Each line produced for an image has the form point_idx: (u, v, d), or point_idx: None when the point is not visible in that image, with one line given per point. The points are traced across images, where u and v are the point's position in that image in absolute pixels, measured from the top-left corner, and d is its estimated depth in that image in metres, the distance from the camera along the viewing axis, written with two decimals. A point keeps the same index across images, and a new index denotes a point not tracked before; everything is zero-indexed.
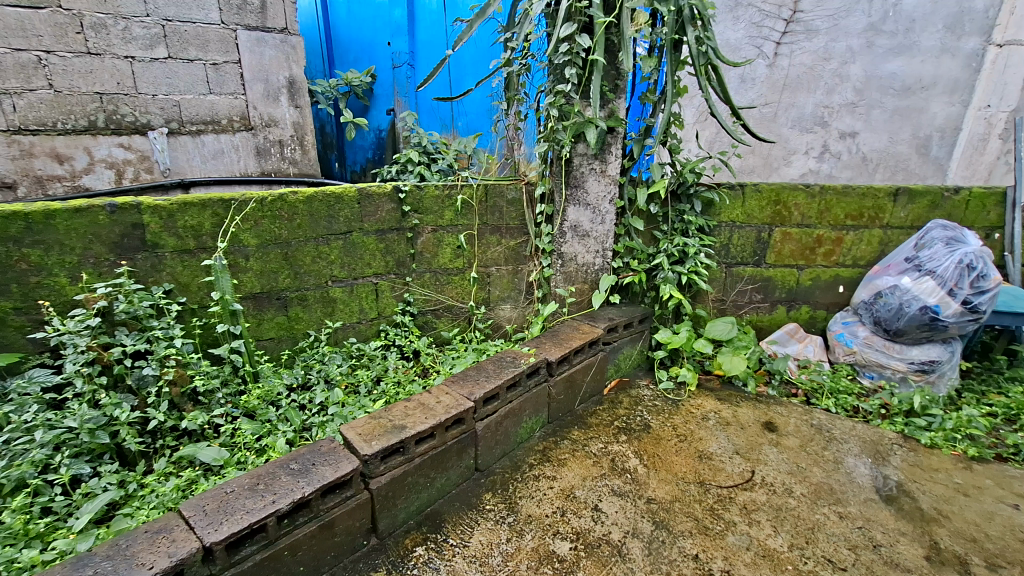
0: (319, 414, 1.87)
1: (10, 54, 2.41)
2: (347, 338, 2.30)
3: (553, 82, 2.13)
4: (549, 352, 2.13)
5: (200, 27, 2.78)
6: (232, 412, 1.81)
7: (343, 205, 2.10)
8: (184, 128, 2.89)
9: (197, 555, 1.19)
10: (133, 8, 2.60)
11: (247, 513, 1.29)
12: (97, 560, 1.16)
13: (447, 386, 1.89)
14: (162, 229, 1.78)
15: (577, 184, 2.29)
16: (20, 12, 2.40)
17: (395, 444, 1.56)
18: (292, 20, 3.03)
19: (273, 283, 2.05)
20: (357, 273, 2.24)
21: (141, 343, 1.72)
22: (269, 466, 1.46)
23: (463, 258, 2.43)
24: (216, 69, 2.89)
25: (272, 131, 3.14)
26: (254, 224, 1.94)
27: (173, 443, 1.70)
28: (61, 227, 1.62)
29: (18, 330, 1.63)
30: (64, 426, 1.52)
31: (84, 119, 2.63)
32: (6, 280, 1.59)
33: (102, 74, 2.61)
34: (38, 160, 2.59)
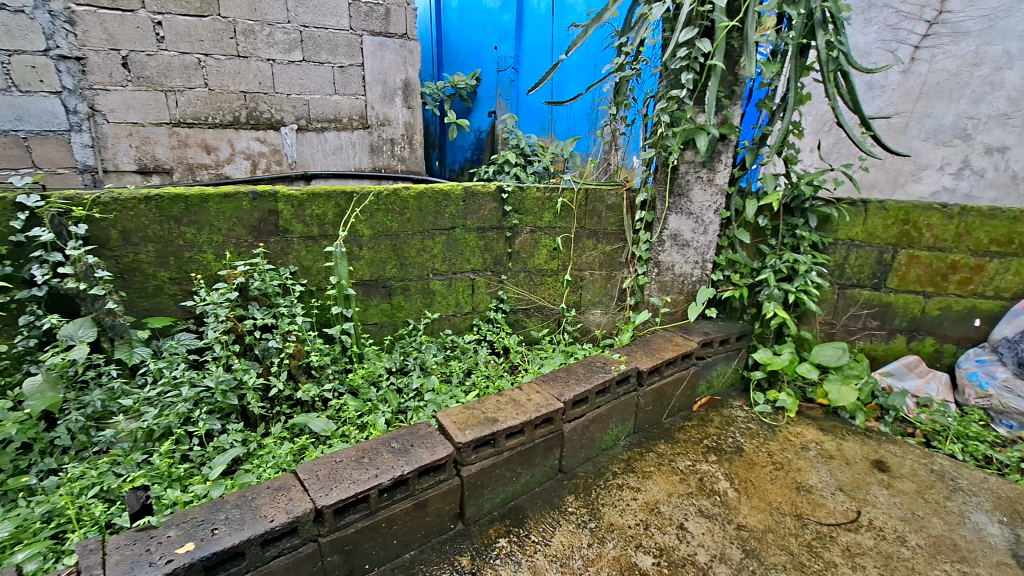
0: (415, 399, 1.96)
1: (178, 57, 2.76)
2: (442, 329, 2.40)
3: (666, 87, 2.08)
4: (640, 362, 2.10)
5: (331, 32, 3.03)
6: (339, 388, 1.95)
7: (449, 203, 2.20)
8: (311, 125, 3.16)
9: (310, 515, 1.31)
10: (278, 15, 2.88)
11: (354, 483, 1.39)
12: (228, 507, 1.30)
13: (538, 385, 1.92)
14: (293, 216, 1.96)
15: (682, 192, 2.23)
16: (187, 20, 2.72)
17: (487, 435, 1.61)
18: (411, 26, 3.21)
19: (381, 272, 2.19)
20: (457, 268, 2.33)
21: (269, 318, 1.90)
22: (373, 442, 1.57)
23: (558, 260, 2.46)
24: (342, 71, 3.13)
25: (385, 129, 3.35)
26: (369, 216, 2.08)
27: (288, 411, 1.85)
28: (212, 210, 1.83)
29: (172, 298, 1.87)
30: (203, 385, 1.71)
31: (230, 115, 2.96)
32: (167, 254, 1.82)
33: (248, 74, 2.92)
34: (192, 150, 2.94)
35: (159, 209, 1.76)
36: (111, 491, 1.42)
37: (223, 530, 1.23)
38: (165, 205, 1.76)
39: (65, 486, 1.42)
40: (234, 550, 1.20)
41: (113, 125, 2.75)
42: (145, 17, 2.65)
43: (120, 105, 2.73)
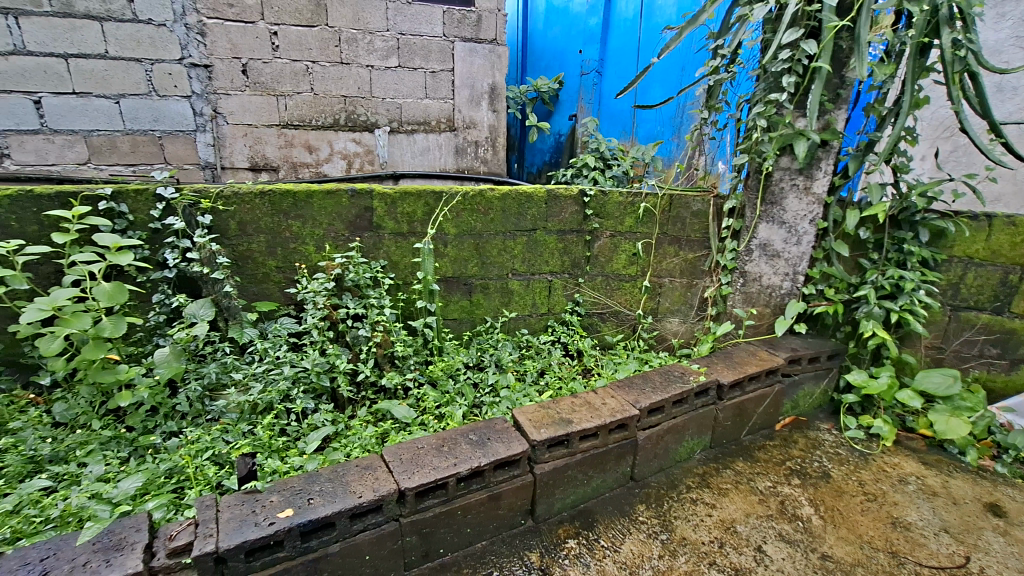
0: (490, 395, 2.01)
1: (289, 64, 3.00)
2: (518, 329, 2.44)
3: (763, 91, 2.01)
4: (721, 375, 2.03)
5: (425, 39, 3.17)
6: (420, 378, 2.03)
7: (532, 204, 2.24)
8: (402, 127, 3.33)
9: (393, 495, 1.38)
10: (378, 24, 3.07)
11: (434, 469, 1.46)
12: (322, 480, 1.41)
13: (612, 390, 1.91)
14: (386, 213, 2.08)
15: (775, 200, 2.14)
16: (299, 31, 2.96)
17: (561, 435, 1.63)
18: (501, 32, 3.30)
19: (463, 270, 2.27)
20: (536, 269, 2.37)
21: (360, 307, 2.01)
22: (452, 432, 1.63)
23: (637, 266, 2.43)
24: (433, 76, 3.27)
25: (471, 132, 3.46)
26: (456, 215, 2.17)
27: (372, 396, 1.96)
28: (316, 205, 1.98)
29: (278, 285, 2.04)
30: (301, 365, 1.84)
31: (331, 118, 3.17)
32: (275, 245, 1.99)
33: (348, 80, 3.12)
34: (296, 150, 3.20)
35: (271, 204, 1.93)
36: (221, 456, 1.56)
37: (317, 500, 1.33)
38: (276, 200, 1.93)
39: (184, 447, 1.58)
40: (326, 520, 1.30)
41: (232, 125, 3.04)
42: (263, 28, 2.91)
43: (238, 108, 3.01)
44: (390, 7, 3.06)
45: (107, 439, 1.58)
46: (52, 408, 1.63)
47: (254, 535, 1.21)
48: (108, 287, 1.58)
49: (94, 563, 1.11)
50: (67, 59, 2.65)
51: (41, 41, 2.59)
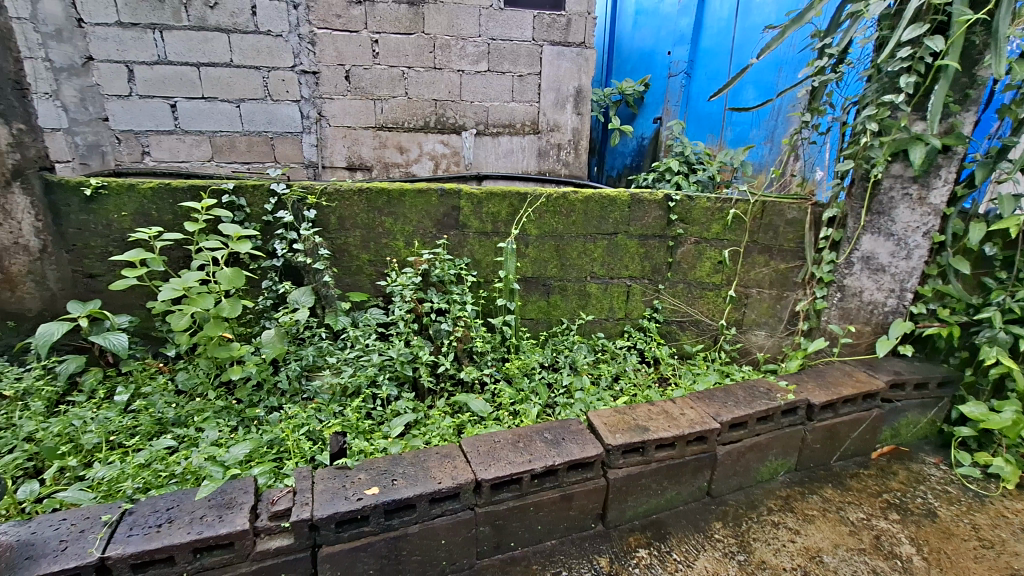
0: (565, 396, 2.01)
1: (388, 70, 3.18)
2: (594, 332, 2.43)
3: (876, 92, 1.87)
4: (812, 394, 1.91)
5: (515, 44, 3.24)
6: (496, 374, 2.07)
7: (615, 208, 2.22)
8: (488, 130, 3.42)
9: (471, 485, 1.43)
10: (471, 31, 3.17)
11: (509, 463, 1.49)
12: (405, 464, 1.48)
13: (692, 401, 1.86)
14: (472, 213, 2.15)
15: (883, 210, 1.97)
16: (398, 38, 3.12)
17: (637, 442, 1.61)
18: (590, 35, 3.31)
19: (542, 270, 2.29)
20: (615, 273, 2.35)
21: (443, 302, 2.09)
22: (528, 430, 1.66)
23: (723, 275, 2.33)
24: (521, 80, 3.33)
25: (554, 135, 3.49)
26: (538, 216, 2.20)
27: (451, 388, 2.01)
28: (408, 203, 2.09)
29: (369, 277, 2.17)
30: (388, 354, 1.92)
31: (422, 120, 3.33)
32: (369, 240, 2.12)
33: (440, 84, 3.26)
34: (389, 150, 3.38)
35: (367, 201, 2.06)
36: (315, 432, 1.65)
37: (401, 482, 1.40)
38: (372, 197, 2.06)
39: (284, 421, 1.69)
40: (407, 502, 1.36)
41: (334, 128, 3.26)
42: (366, 36, 3.10)
43: (339, 111, 3.23)
44: (483, 14, 3.16)
45: (219, 408, 1.73)
46: (176, 377, 1.83)
47: (344, 508, 1.29)
48: (229, 272, 1.75)
49: (209, 517, 1.22)
50: (199, 67, 2.96)
51: (179, 52, 2.91)
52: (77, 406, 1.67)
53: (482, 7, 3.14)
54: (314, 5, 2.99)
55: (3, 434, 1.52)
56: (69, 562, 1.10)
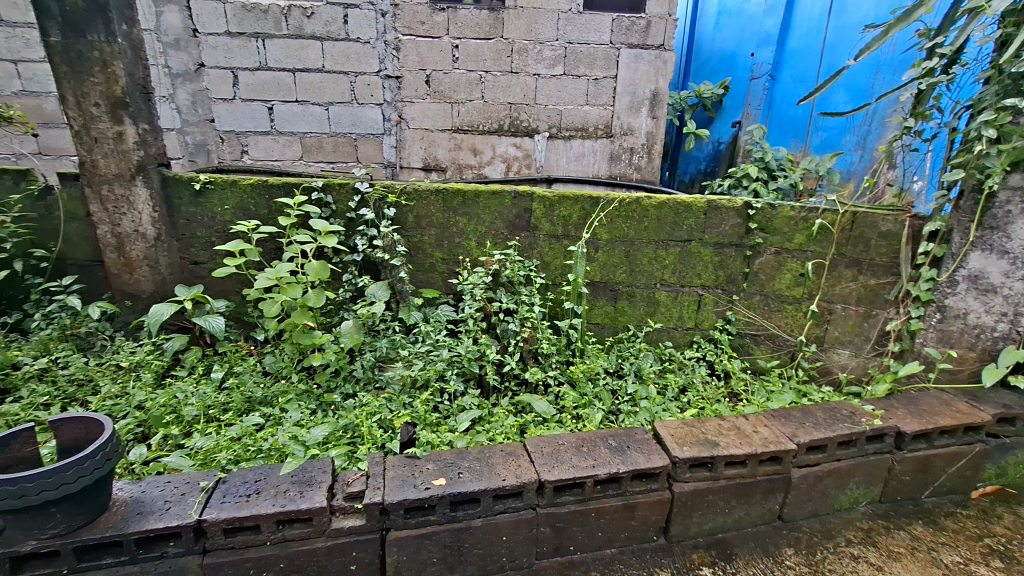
0: (629, 404, 1.98)
1: (467, 74, 3.26)
2: (662, 341, 2.37)
3: (994, 96, 1.72)
4: (903, 422, 1.76)
5: (592, 47, 3.23)
6: (560, 376, 2.06)
7: (690, 215, 2.16)
8: (561, 133, 3.43)
9: (534, 485, 1.44)
10: (549, 35, 3.19)
11: (573, 467, 1.49)
12: (469, 459, 1.50)
13: (766, 419, 1.77)
14: (543, 215, 2.17)
15: (997, 225, 1.82)
16: (478, 43, 3.20)
17: (705, 457, 1.56)
18: (670, 38, 3.24)
19: (611, 276, 2.27)
20: (686, 281, 2.28)
21: (512, 303, 2.12)
22: (592, 435, 1.65)
23: (804, 288, 2.21)
24: (596, 83, 3.31)
25: (627, 138, 3.45)
26: (610, 221, 2.18)
27: (515, 388, 2.03)
28: (481, 204, 2.15)
29: (441, 275, 2.24)
30: (456, 350, 1.97)
31: (496, 123, 3.39)
32: (443, 238, 2.19)
33: (515, 88, 3.31)
34: (463, 152, 3.47)
35: (444, 200, 2.13)
36: (386, 421, 1.71)
37: (466, 475, 1.43)
38: (448, 197, 2.13)
39: (358, 408, 1.77)
40: (472, 495, 1.39)
41: (412, 130, 3.39)
42: (447, 41, 3.20)
43: (419, 114, 3.36)
44: (562, 17, 3.17)
45: (301, 391, 1.85)
46: (264, 360, 1.97)
47: (413, 495, 1.34)
48: (316, 264, 1.87)
49: (292, 492, 1.31)
50: (294, 73, 3.18)
51: (278, 58, 3.13)
52: (180, 380, 1.84)
53: (561, 11, 3.16)
54: (401, 12, 3.12)
55: (119, 401, 1.70)
56: (172, 521, 1.21)
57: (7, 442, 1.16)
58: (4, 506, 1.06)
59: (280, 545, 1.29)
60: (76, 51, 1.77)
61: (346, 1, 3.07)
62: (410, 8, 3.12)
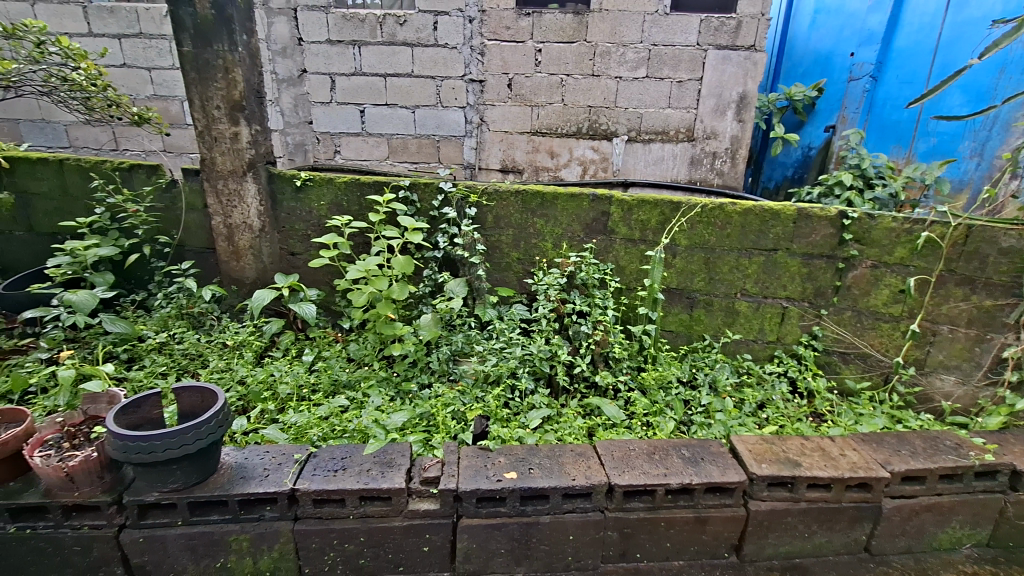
0: (702, 415, 1.91)
1: (548, 77, 3.30)
2: (740, 353, 2.27)
3: None
4: (1018, 459, 1.60)
5: (677, 49, 3.16)
6: (631, 382, 2.03)
7: (777, 222, 2.07)
8: (640, 136, 3.38)
9: (603, 487, 1.43)
10: (633, 37, 3.16)
11: (644, 474, 1.47)
12: (539, 457, 1.52)
13: (855, 442, 1.66)
14: (621, 219, 2.16)
15: None
16: (560, 47, 3.23)
17: (786, 476, 1.49)
18: (761, 38, 3.11)
19: (688, 283, 2.21)
20: (770, 292, 2.17)
21: (585, 305, 2.12)
22: (665, 443, 1.62)
23: (904, 306, 2.04)
24: (680, 86, 3.24)
25: (710, 143, 3.35)
26: (691, 227, 2.13)
27: (584, 390, 2.02)
28: (560, 207, 2.17)
29: (517, 274, 2.28)
30: (528, 349, 2.00)
31: (575, 126, 3.40)
32: (520, 239, 2.23)
33: (596, 91, 3.30)
34: (540, 155, 3.52)
35: (523, 202, 2.17)
36: (459, 413, 1.77)
37: (537, 472, 1.45)
38: (527, 199, 2.17)
39: (433, 398, 1.84)
40: (542, 492, 1.41)
41: (493, 132, 3.48)
42: (531, 46, 3.25)
43: (500, 117, 3.44)
44: (647, 19, 3.12)
45: (381, 378, 1.95)
46: (349, 347, 2.09)
47: (485, 486, 1.38)
48: (402, 259, 1.98)
49: (374, 471, 1.39)
50: (385, 77, 3.35)
51: (372, 64, 3.32)
52: (276, 360, 2.01)
53: (647, 13, 3.11)
54: (488, 18, 3.21)
55: (225, 375, 1.88)
56: (270, 488, 1.32)
57: (140, 404, 1.32)
58: (137, 459, 1.20)
59: (362, 520, 1.37)
60: (204, 60, 1.97)
61: (437, 9, 3.20)
62: (496, 14, 3.21)
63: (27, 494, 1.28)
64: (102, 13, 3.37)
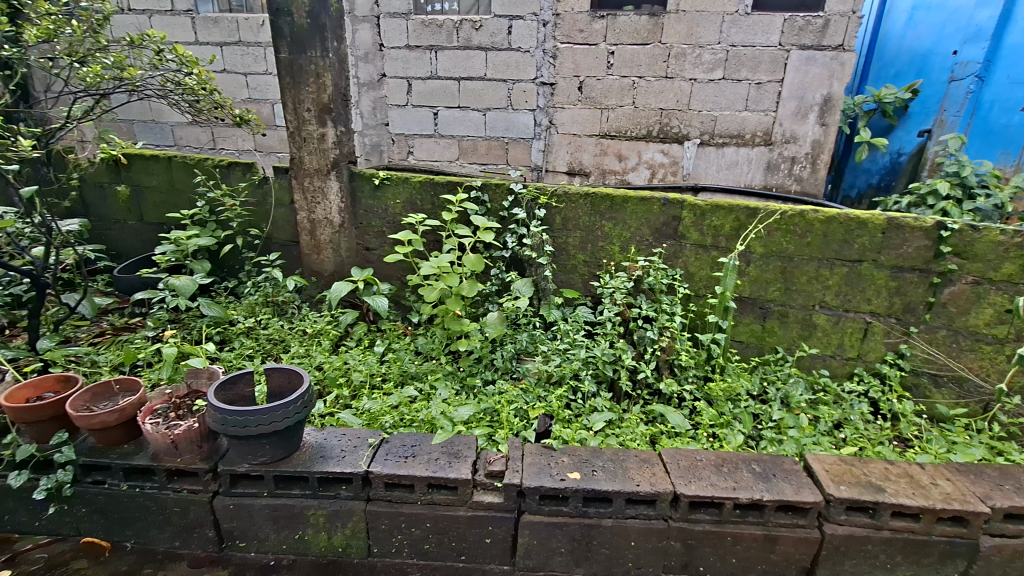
0: (773, 431, 1.83)
1: (619, 80, 3.28)
2: (815, 368, 2.15)
3: None
4: None
5: (757, 50, 3.05)
6: (697, 392, 1.97)
7: (864, 232, 1.95)
8: (714, 140, 3.29)
9: (669, 496, 1.41)
10: (710, 38, 3.08)
11: (712, 486, 1.43)
12: (603, 460, 1.52)
13: (947, 471, 1.54)
14: (692, 224, 2.11)
15: None
16: (634, 49, 3.19)
17: (867, 501, 1.41)
18: (851, 37, 2.94)
19: (762, 292, 2.13)
20: (852, 305, 2.05)
21: (652, 310, 2.09)
22: (734, 456, 1.57)
23: (1009, 327, 1.88)
24: (758, 88, 3.12)
25: (789, 147, 3.21)
26: (767, 234, 2.05)
27: (647, 397, 1.98)
28: (629, 210, 2.15)
29: (582, 276, 2.28)
30: (592, 352, 1.99)
31: (645, 129, 3.36)
32: (587, 241, 2.23)
33: (669, 94, 3.24)
34: (608, 158, 3.51)
35: (592, 205, 2.17)
36: (522, 411, 1.79)
37: (601, 474, 1.45)
38: (596, 201, 2.17)
39: (497, 395, 1.87)
40: (605, 495, 1.41)
41: (561, 135, 3.50)
42: (604, 48, 3.24)
43: (569, 119, 3.45)
44: (726, 20, 3.03)
45: (448, 372, 2.00)
46: (417, 340, 2.17)
47: (549, 484, 1.40)
48: (472, 257, 2.03)
49: (442, 461, 1.44)
50: (459, 81, 3.45)
51: (447, 68, 3.43)
52: (350, 349, 2.11)
53: (726, 13, 3.02)
54: (561, 22, 3.23)
55: (304, 360, 2.00)
56: (347, 468, 1.40)
57: (235, 381, 1.44)
58: (233, 432, 1.31)
59: (429, 506, 1.42)
60: (298, 65, 2.11)
61: (512, 13, 3.24)
62: (570, 17, 3.22)
63: (137, 456, 1.42)
64: (207, 24, 3.69)
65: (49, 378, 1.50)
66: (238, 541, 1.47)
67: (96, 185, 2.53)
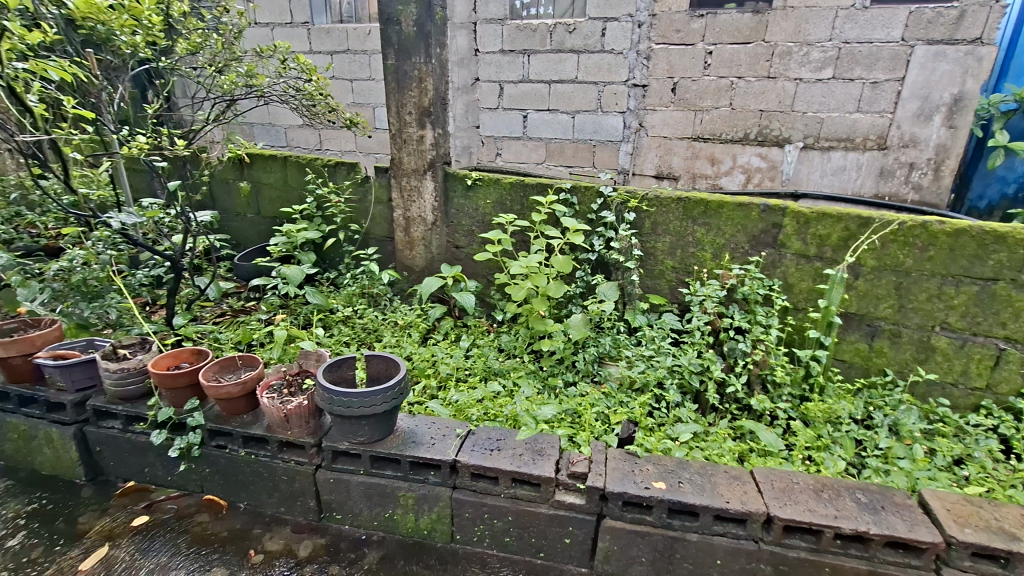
0: (880, 460, 1.68)
1: (716, 80, 3.16)
2: (932, 396, 1.95)
3: None
4: None
5: (875, 46, 2.81)
6: (792, 412, 1.86)
7: (1001, 248, 1.74)
8: (818, 143, 3.08)
9: (761, 517, 1.34)
10: (821, 35, 2.88)
11: (810, 511, 1.34)
12: (690, 472, 1.47)
13: None
14: (794, 233, 1.99)
15: None
16: (734, 49, 3.07)
17: (1000, 549, 1.26)
18: (991, 29, 2.62)
19: (872, 309, 1.96)
20: (981, 329, 1.84)
21: (745, 322, 2.00)
22: (836, 482, 1.46)
23: None
24: (874, 87, 2.88)
25: (907, 152, 2.94)
26: (882, 246, 1.88)
27: (736, 412, 1.89)
28: (724, 216, 2.07)
29: (670, 283, 2.23)
30: (678, 360, 1.94)
31: (742, 132, 3.21)
32: (677, 247, 2.17)
33: (771, 94, 3.08)
34: (699, 161, 3.39)
35: (684, 209, 2.11)
36: (604, 415, 1.78)
37: (687, 487, 1.40)
38: (689, 206, 2.10)
39: (579, 397, 1.87)
40: (692, 508, 1.37)
41: (651, 137, 3.45)
42: (701, 48, 3.14)
43: (660, 122, 3.38)
44: (840, 15, 2.82)
45: (530, 370, 2.03)
46: (501, 338, 2.22)
47: (633, 490, 1.38)
48: (561, 258, 2.04)
49: (526, 457, 1.47)
50: (550, 84, 3.48)
51: (538, 72, 3.48)
52: (438, 342, 2.21)
53: (840, 8, 2.81)
54: (658, 22, 3.18)
55: (395, 350, 2.12)
56: (436, 456, 1.47)
57: (339, 364, 1.55)
58: (337, 411, 1.42)
59: (511, 500, 1.46)
60: (403, 71, 2.23)
61: (607, 15, 3.21)
62: (667, 17, 3.15)
63: (254, 426, 1.57)
64: (321, 34, 4.01)
65: (186, 350, 1.69)
66: (334, 513, 1.58)
67: (222, 181, 2.83)
